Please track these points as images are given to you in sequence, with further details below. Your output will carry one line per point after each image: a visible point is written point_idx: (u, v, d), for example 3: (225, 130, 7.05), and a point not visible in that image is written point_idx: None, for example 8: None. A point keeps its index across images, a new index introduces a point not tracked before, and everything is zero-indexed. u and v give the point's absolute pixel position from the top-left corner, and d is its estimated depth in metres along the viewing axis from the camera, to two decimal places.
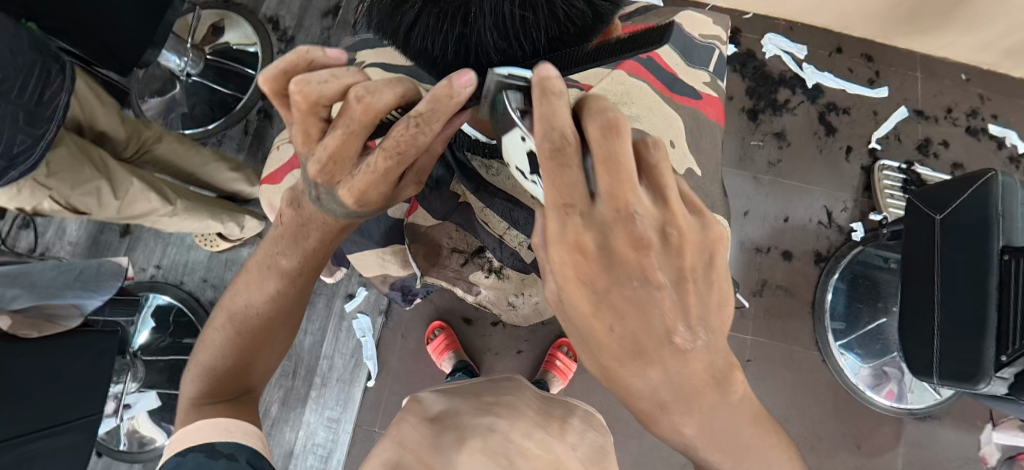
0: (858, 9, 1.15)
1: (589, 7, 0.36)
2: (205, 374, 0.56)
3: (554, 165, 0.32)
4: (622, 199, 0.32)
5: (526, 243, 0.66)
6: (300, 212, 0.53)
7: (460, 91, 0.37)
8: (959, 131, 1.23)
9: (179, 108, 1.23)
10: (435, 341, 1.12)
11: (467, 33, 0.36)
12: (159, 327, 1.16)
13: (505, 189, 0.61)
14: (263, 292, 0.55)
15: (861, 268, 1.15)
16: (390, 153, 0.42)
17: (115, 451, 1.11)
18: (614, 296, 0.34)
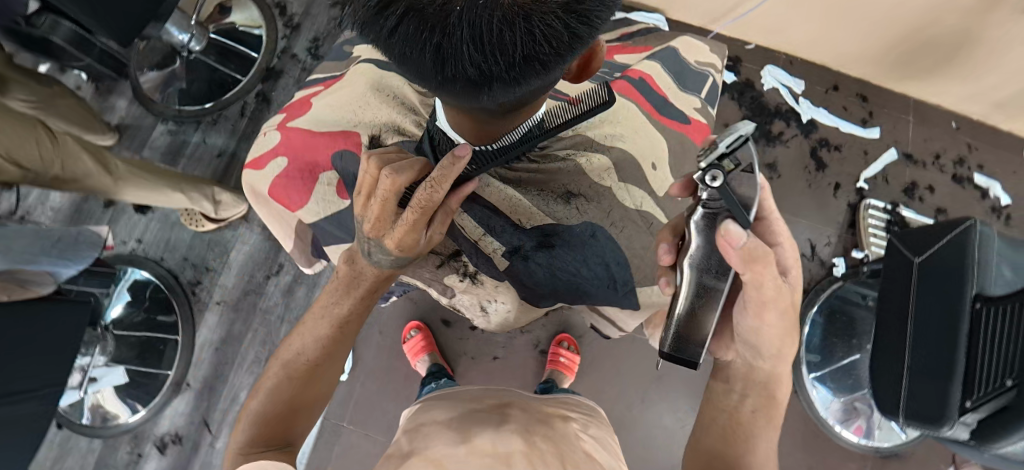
0: (858, 50, 1.17)
1: (565, 28, 0.39)
2: (258, 421, 0.60)
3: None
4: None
5: (502, 250, 0.70)
6: (355, 266, 0.63)
7: (460, 162, 0.47)
8: (945, 178, 1.25)
9: (177, 84, 1.23)
10: (412, 342, 1.11)
11: (445, 42, 0.39)
12: (135, 301, 1.14)
13: (484, 197, 0.70)
14: (316, 337, 0.63)
15: (838, 303, 1.16)
16: (414, 209, 0.51)
17: (77, 424, 1.09)
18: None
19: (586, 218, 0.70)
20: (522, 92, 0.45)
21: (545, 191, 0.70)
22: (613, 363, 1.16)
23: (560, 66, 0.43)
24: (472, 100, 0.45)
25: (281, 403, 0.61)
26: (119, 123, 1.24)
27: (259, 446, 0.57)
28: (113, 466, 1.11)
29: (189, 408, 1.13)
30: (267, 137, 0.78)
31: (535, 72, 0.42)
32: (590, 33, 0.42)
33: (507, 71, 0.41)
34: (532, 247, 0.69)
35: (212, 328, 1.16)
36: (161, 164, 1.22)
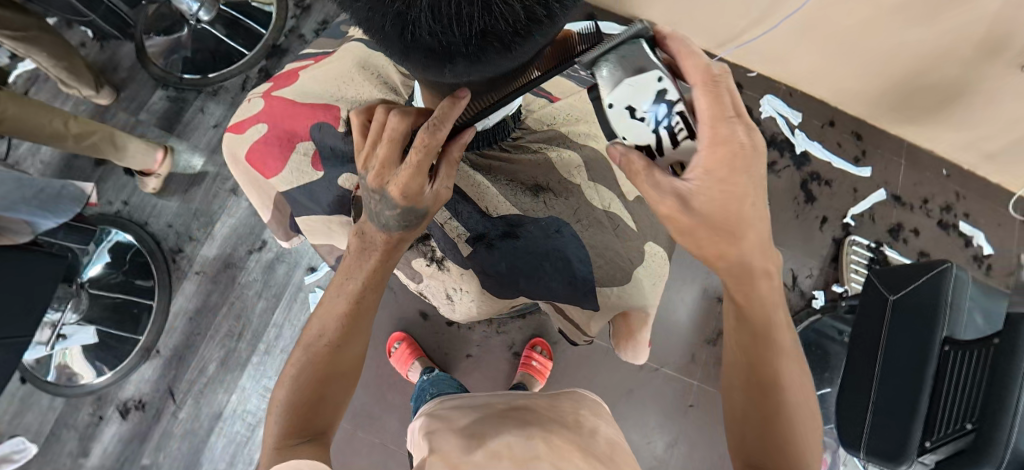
0: (857, 88, 1.18)
1: (524, 11, 0.39)
2: (286, 410, 0.58)
3: (711, 88, 0.49)
4: (744, 115, 0.50)
5: (465, 236, 0.72)
6: (364, 238, 0.64)
7: (460, 102, 0.49)
8: (931, 223, 1.27)
9: (182, 51, 1.23)
10: (397, 354, 1.10)
11: (405, 10, 0.38)
12: (114, 263, 1.13)
13: (457, 182, 0.72)
14: (336, 315, 0.62)
15: (815, 336, 1.15)
16: (417, 148, 0.51)
17: (41, 381, 1.09)
18: (755, 176, 0.50)
19: (552, 213, 0.72)
20: (484, 67, 0.45)
21: (514, 182, 0.73)
22: (585, 372, 1.15)
23: (522, 46, 0.43)
24: (433, 69, 0.45)
25: (306, 391, 0.59)
26: (119, 84, 1.24)
27: (292, 438, 0.56)
28: (73, 427, 1.09)
29: (156, 375, 1.12)
30: (250, 103, 0.79)
31: (494, 48, 0.42)
32: (552, 16, 0.41)
33: (464, 43, 0.41)
34: (497, 235, 0.71)
35: (188, 296, 1.16)
36: (156, 129, 1.22)
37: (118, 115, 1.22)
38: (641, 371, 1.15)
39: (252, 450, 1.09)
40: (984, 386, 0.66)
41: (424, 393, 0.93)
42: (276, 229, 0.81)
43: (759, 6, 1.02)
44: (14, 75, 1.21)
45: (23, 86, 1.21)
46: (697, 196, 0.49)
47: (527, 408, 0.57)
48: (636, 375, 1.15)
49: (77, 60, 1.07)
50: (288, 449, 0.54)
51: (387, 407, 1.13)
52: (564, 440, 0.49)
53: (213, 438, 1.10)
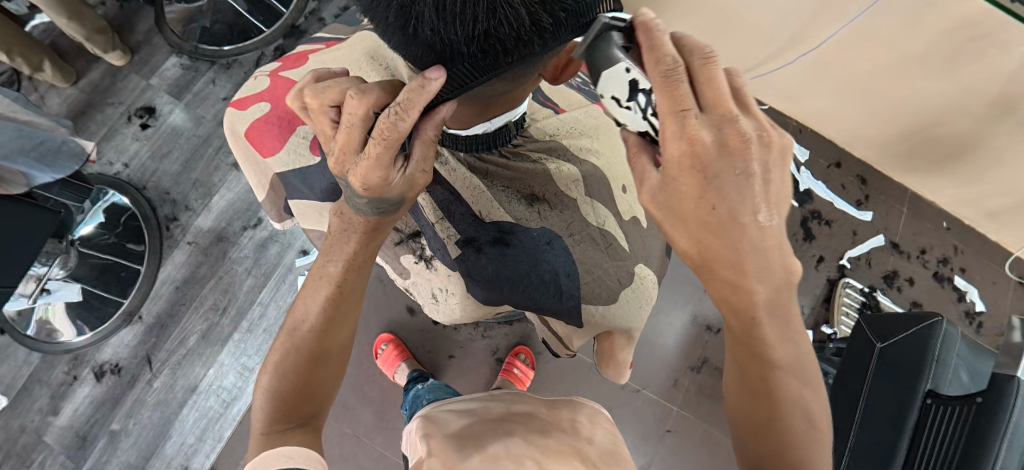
0: (867, 132, 1.18)
1: (529, 16, 0.40)
2: (274, 396, 0.58)
3: (667, 84, 0.39)
4: (724, 107, 0.39)
5: (456, 238, 0.70)
6: (343, 218, 0.61)
7: (430, 84, 0.43)
8: (926, 274, 1.26)
9: (201, 21, 1.23)
10: (384, 355, 1.09)
11: (409, 4, 0.39)
12: (107, 224, 1.12)
13: (454, 184, 0.72)
14: (318, 302, 0.61)
15: None
16: (378, 139, 0.46)
17: (20, 334, 1.08)
18: (722, 178, 0.39)
19: (545, 224, 0.71)
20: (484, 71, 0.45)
21: (510, 188, 0.73)
22: (565, 385, 1.15)
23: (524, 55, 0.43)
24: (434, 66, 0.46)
25: (290, 375, 0.59)
26: (134, 46, 1.24)
27: (281, 423, 0.57)
28: (45, 383, 1.08)
29: (135, 341, 1.11)
30: (256, 80, 0.78)
31: (496, 53, 0.42)
32: (557, 26, 0.42)
33: (466, 43, 0.41)
34: (487, 240, 0.70)
35: (178, 266, 1.15)
36: (166, 96, 1.22)
37: (130, 77, 1.22)
38: (621, 390, 1.14)
39: (223, 428, 1.08)
40: (962, 444, 0.66)
41: (419, 399, 0.92)
42: (269, 208, 0.80)
43: (780, 38, 1.03)
44: (31, 26, 1.21)
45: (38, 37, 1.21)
46: (662, 194, 0.42)
47: (520, 414, 0.57)
48: (615, 394, 1.14)
49: (87, 16, 1.05)
50: (279, 434, 0.55)
51: (363, 399, 1.12)
52: (558, 444, 0.49)
53: (185, 410, 1.09)
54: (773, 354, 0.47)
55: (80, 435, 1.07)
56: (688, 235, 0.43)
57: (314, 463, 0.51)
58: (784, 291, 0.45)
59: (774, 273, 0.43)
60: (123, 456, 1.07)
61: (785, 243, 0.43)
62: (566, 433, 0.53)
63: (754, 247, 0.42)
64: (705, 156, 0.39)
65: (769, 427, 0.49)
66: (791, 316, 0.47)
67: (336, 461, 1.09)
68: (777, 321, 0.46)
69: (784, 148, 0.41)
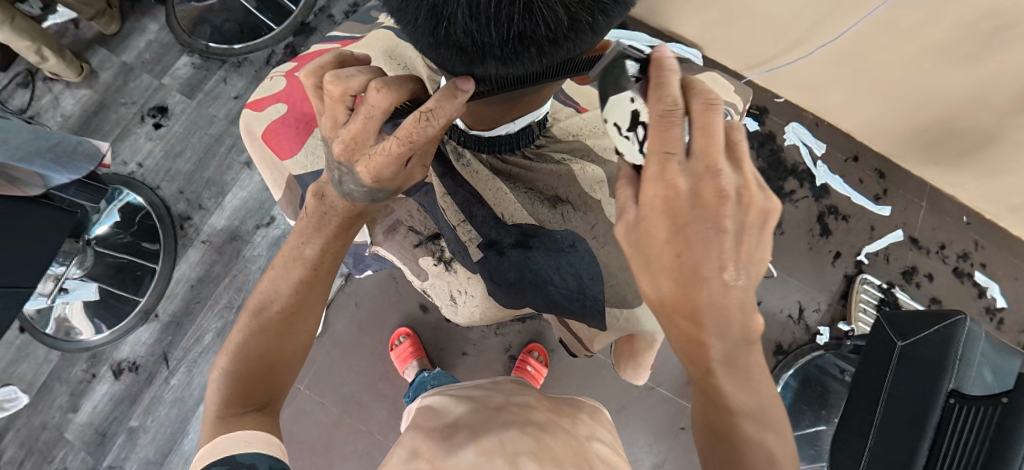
0: (886, 126, 1.16)
1: (567, 14, 0.39)
2: (229, 377, 0.57)
3: (662, 123, 0.39)
4: (710, 159, 0.39)
5: (478, 241, 0.69)
6: (323, 202, 0.59)
7: (461, 95, 0.45)
8: (946, 269, 1.24)
9: (210, 20, 1.23)
10: (399, 348, 1.09)
11: (440, 5, 0.38)
12: (123, 223, 1.13)
13: (470, 181, 0.72)
14: (291, 282, 0.60)
15: (815, 372, 1.15)
16: (402, 140, 0.47)
17: (40, 334, 1.09)
18: (691, 230, 0.39)
19: (568, 227, 0.70)
20: (516, 71, 0.44)
21: (532, 190, 0.72)
22: (580, 382, 1.15)
23: (560, 52, 0.43)
24: (464, 66, 0.45)
25: (254, 363, 0.58)
26: (144, 45, 1.24)
27: (238, 407, 0.56)
28: (65, 381, 1.10)
29: (152, 338, 1.12)
30: (272, 81, 0.78)
31: (530, 54, 0.42)
32: (593, 25, 0.41)
33: (500, 45, 0.40)
34: (510, 244, 0.70)
35: (192, 265, 1.16)
36: (178, 95, 1.22)
37: (142, 77, 1.23)
38: (635, 387, 1.14)
39: None
40: (988, 443, 0.64)
41: (423, 385, 0.93)
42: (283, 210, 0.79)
43: (795, 32, 1.01)
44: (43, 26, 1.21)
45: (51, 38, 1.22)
46: (635, 230, 0.42)
47: (518, 405, 0.60)
48: (628, 392, 1.14)
49: None
50: (235, 418, 0.55)
51: (377, 396, 1.13)
52: (557, 443, 0.52)
53: (202, 408, 1.10)
54: (733, 401, 0.46)
55: (100, 431, 1.08)
56: (656, 281, 0.42)
57: (273, 449, 0.52)
58: (746, 347, 0.44)
59: (732, 329, 0.42)
60: (142, 452, 1.08)
61: (750, 300, 0.41)
62: (563, 429, 0.56)
63: (712, 302, 0.40)
64: (678, 204, 0.39)
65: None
66: (751, 367, 0.45)
67: (349, 458, 1.09)
68: (736, 377, 0.45)
69: (764, 211, 0.40)
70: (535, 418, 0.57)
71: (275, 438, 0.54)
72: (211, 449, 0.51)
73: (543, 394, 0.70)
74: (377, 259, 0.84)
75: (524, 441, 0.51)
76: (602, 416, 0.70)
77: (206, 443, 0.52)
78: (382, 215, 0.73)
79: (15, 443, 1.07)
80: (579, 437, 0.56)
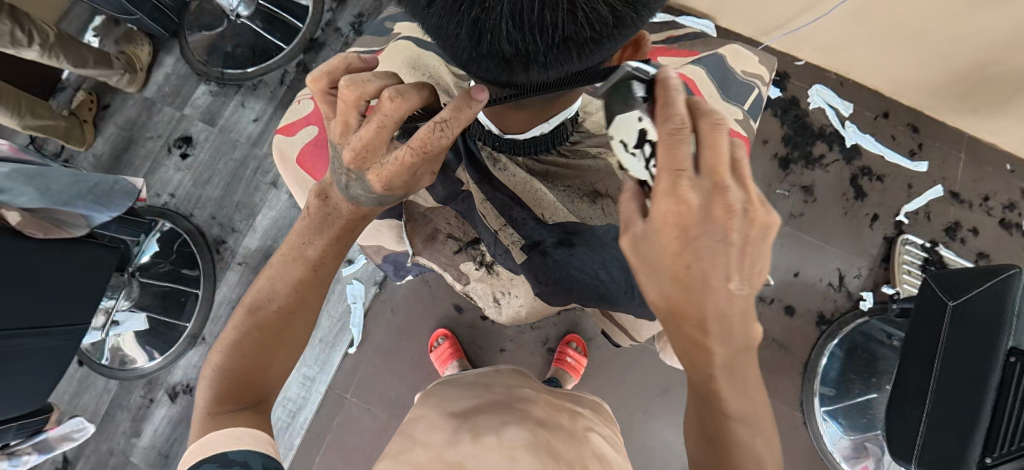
0: (917, 79, 1.12)
1: (611, 13, 0.39)
2: (223, 376, 0.59)
3: (670, 141, 0.39)
4: (717, 176, 0.39)
5: (521, 244, 0.68)
6: (327, 203, 0.60)
7: (477, 104, 0.46)
8: (992, 222, 1.19)
9: (223, 46, 1.25)
10: (438, 350, 1.10)
11: (483, 17, 0.38)
12: (162, 253, 1.17)
13: (509, 184, 0.69)
14: (288, 281, 0.61)
15: (861, 340, 1.12)
16: (415, 149, 0.48)
17: (97, 364, 1.14)
18: (699, 243, 0.40)
19: (611, 221, 0.70)
20: (558, 75, 0.44)
21: (570, 187, 0.72)
22: (621, 369, 1.14)
23: (602, 51, 0.43)
24: (505, 75, 0.44)
25: (245, 359, 0.60)
26: (163, 77, 1.27)
27: (229, 404, 0.57)
28: (126, 408, 1.14)
29: (202, 361, 1.16)
30: (299, 104, 0.80)
31: (572, 57, 0.41)
32: (634, 20, 0.41)
33: (544, 51, 0.40)
34: (553, 243, 0.68)
35: (231, 286, 1.19)
36: (200, 124, 1.25)
37: (165, 110, 1.26)
38: (677, 370, 1.13)
39: (292, 437, 1.11)
40: None
41: None
42: None
43: None
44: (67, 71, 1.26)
45: (76, 81, 1.26)
46: (643, 240, 0.42)
47: (528, 401, 0.62)
48: (670, 375, 1.13)
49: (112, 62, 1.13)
50: (224, 416, 0.56)
51: None
52: (553, 437, 0.54)
53: None
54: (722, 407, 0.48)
55: (162, 453, 1.13)
56: (660, 287, 0.43)
57: (264, 445, 0.52)
58: (746, 356, 0.45)
59: (734, 336, 0.43)
60: None
61: (750, 309, 0.43)
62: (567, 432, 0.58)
63: (718, 311, 0.42)
64: (690, 219, 0.40)
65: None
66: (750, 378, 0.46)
67: None
68: (738, 385, 0.45)
69: (766, 225, 0.41)
70: (536, 415, 0.59)
71: (265, 435, 0.55)
72: (201, 446, 0.52)
73: (541, 387, 0.73)
74: (417, 266, 0.85)
75: (522, 435, 0.52)
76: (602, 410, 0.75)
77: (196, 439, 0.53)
78: (421, 224, 0.76)
79: None
80: (577, 433, 0.59)
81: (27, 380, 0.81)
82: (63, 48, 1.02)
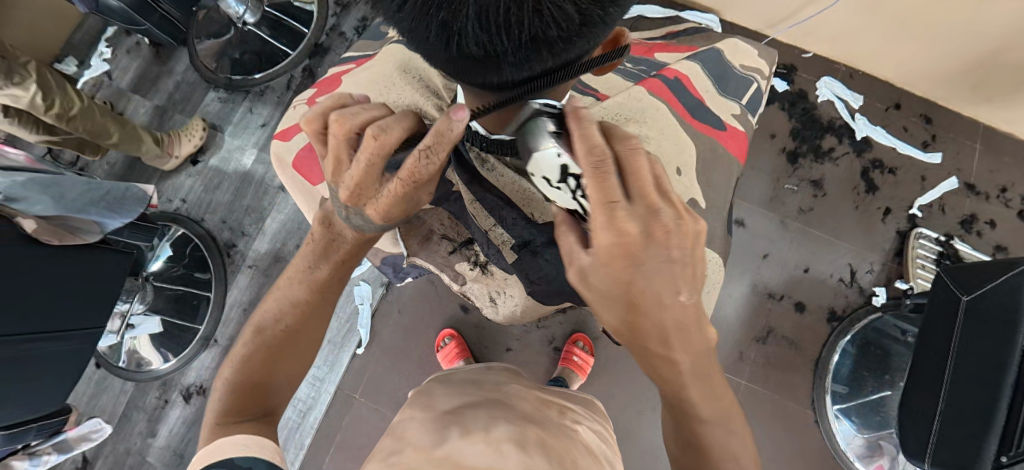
0: (928, 69, 1.10)
1: (577, 12, 0.38)
2: (230, 389, 0.58)
3: (598, 174, 0.42)
4: (648, 200, 0.42)
5: (511, 243, 0.68)
6: (331, 230, 0.61)
7: (457, 128, 0.45)
8: (1010, 213, 1.16)
9: (231, 53, 1.27)
10: (445, 349, 1.11)
11: (450, 19, 0.38)
12: (175, 257, 1.19)
13: (497, 185, 0.67)
14: (290, 302, 0.62)
15: (874, 336, 1.10)
16: (405, 180, 0.49)
17: (114, 367, 1.17)
18: (647, 267, 0.43)
19: None
20: (531, 75, 0.44)
21: None
22: (629, 368, 1.14)
23: (574, 50, 0.42)
24: (478, 76, 0.44)
25: (252, 374, 0.59)
26: (174, 85, 1.29)
27: (235, 416, 0.56)
28: (142, 409, 1.17)
29: (214, 363, 1.19)
30: (295, 110, 0.81)
31: (542, 56, 0.41)
32: (604, 18, 0.41)
33: (513, 51, 0.40)
34: (543, 243, 0.68)
35: (242, 289, 1.21)
36: (209, 130, 1.27)
37: (175, 117, 1.28)
38: None
39: (302, 436, 1.12)
40: None
41: None
42: None
43: None
44: (82, 82, 1.29)
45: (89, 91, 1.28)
46: (594, 274, 0.45)
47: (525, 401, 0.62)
48: None
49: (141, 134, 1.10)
50: (229, 426, 0.54)
51: None
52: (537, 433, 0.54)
53: None
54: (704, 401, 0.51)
55: (177, 453, 1.15)
56: (618, 314, 0.46)
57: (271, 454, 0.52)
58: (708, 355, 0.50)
59: (694, 341, 0.48)
60: None
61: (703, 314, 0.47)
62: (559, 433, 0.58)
63: (676, 323, 0.46)
64: (635, 246, 0.42)
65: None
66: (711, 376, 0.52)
67: None
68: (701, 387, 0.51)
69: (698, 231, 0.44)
70: (527, 413, 0.59)
71: (271, 444, 0.54)
72: (208, 453, 0.51)
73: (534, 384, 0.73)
74: (416, 268, 0.85)
75: (508, 429, 0.52)
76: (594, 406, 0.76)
77: (201, 448, 0.52)
78: (416, 226, 0.75)
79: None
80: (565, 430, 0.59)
81: (47, 381, 0.84)
82: (78, 120, 0.99)
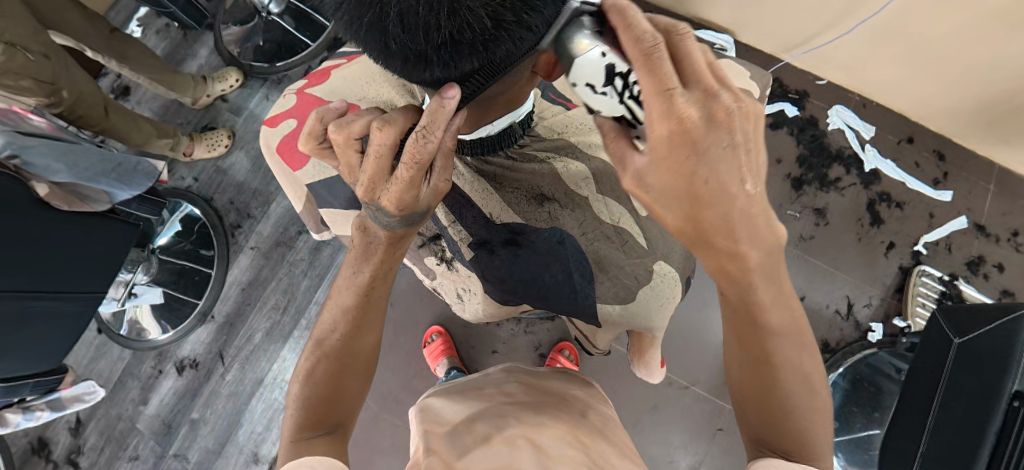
0: (943, 101, 1.07)
1: (490, 15, 0.40)
2: (302, 405, 0.59)
3: (649, 61, 0.40)
4: (705, 82, 0.40)
5: (468, 240, 0.73)
6: (368, 233, 0.62)
7: (448, 104, 0.46)
8: (1021, 258, 1.12)
9: (255, 40, 1.31)
10: (432, 345, 1.13)
11: (375, 21, 0.41)
12: (184, 232, 1.24)
13: (463, 187, 0.75)
14: (342, 312, 0.63)
15: (867, 372, 1.08)
16: (408, 163, 0.49)
17: (115, 334, 1.21)
18: (712, 155, 0.41)
19: (557, 223, 0.73)
20: (462, 75, 0.46)
21: (519, 190, 0.75)
22: (612, 381, 1.13)
23: (500, 54, 0.44)
24: (413, 76, 0.47)
25: (320, 386, 0.60)
26: (197, 68, 1.34)
27: (308, 432, 0.56)
28: (136, 377, 1.21)
29: (209, 338, 1.22)
30: (285, 98, 0.84)
31: (467, 58, 0.43)
32: (525, 26, 0.42)
33: (435, 50, 0.42)
34: (500, 242, 0.72)
35: (242, 270, 1.24)
36: (226, 113, 1.32)
37: None
38: (669, 386, 1.12)
39: None
40: None
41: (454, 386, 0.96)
42: (308, 218, 0.84)
43: (828, 15, 0.97)
44: None
45: None
46: (650, 176, 0.43)
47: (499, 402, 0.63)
48: (663, 391, 1.12)
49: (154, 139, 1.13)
50: (305, 441, 0.54)
51: (412, 393, 1.16)
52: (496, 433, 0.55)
53: (253, 402, 1.17)
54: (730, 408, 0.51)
55: (166, 423, 1.18)
56: (682, 212, 0.44)
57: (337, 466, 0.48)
58: (775, 255, 0.47)
59: (762, 235, 0.45)
60: (203, 442, 1.16)
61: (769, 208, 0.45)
62: None
63: (742, 214, 0.43)
64: (695, 132, 0.40)
65: (764, 389, 0.53)
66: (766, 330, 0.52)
67: (384, 452, 1.13)
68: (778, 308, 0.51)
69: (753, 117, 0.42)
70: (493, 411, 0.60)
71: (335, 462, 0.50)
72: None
73: (534, 378, 0.74)
74: None
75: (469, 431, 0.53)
76: (592, 391, 0.75)
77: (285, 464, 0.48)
78: None
79: (96, 432, 1.19)
80: None
81: (44, 341, 0.87)
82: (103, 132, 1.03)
